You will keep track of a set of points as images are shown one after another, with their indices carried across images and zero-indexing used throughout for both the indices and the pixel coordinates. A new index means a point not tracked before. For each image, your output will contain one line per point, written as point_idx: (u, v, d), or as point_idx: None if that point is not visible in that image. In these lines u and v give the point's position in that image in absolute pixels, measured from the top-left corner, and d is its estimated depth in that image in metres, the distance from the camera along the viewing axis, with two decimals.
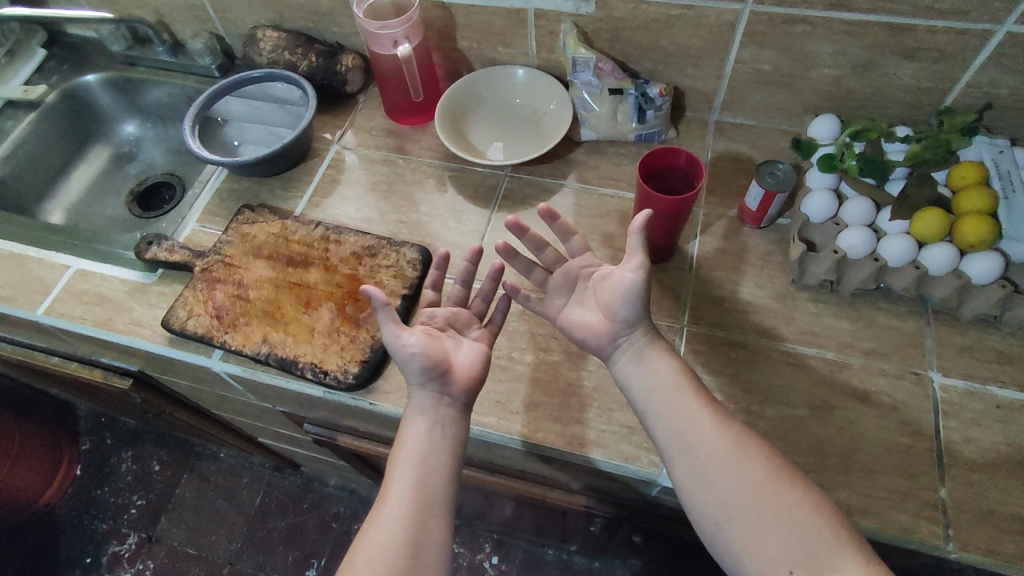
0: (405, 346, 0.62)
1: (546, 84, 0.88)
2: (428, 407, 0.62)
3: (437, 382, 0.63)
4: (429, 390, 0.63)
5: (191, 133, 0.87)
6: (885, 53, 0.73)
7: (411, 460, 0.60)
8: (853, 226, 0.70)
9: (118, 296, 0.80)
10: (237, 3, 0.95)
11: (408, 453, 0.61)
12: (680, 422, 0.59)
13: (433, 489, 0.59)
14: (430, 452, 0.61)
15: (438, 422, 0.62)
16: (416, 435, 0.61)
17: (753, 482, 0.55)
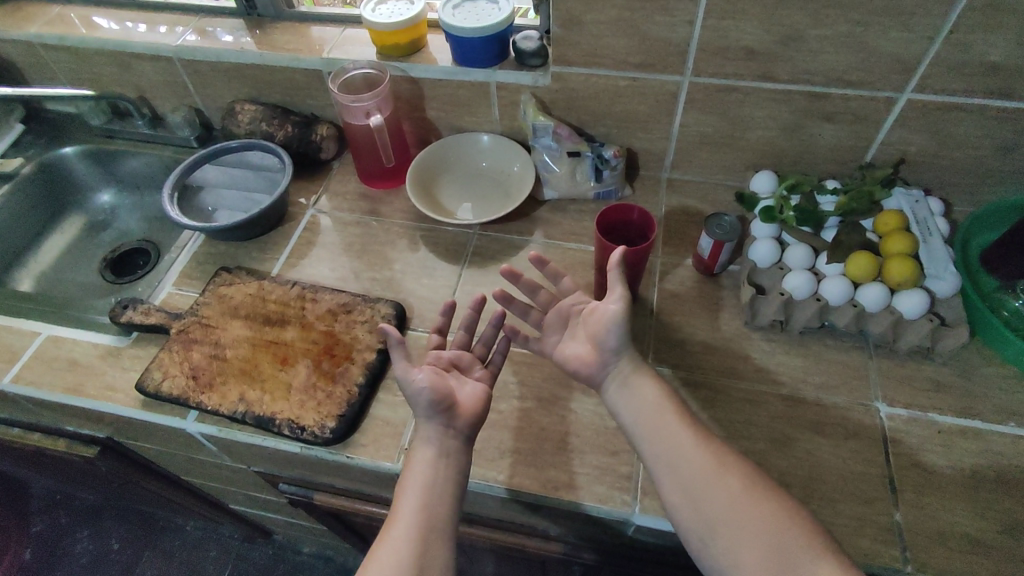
0: (415, 383, 0.64)
1: (509, 148, 0.95)
2: (434, 440, 0.63)
3: (445, 418, 0.64)
4: (435, 424, 0.64)
5: (169, 200, 0.90)
6: (809, 116, 0.82)
7: (416, 491, 0.61)
8: (795, 270, 0.77)
9: (90, 361, 0.81)
10: (217, 80, 1.01)
11: (413, 485, 0.61)
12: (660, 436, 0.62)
13: (435, 522, 0.60)
14: (433, 484, 0.61)
15: (442, 455, 0.63)
16: (420, 468, 0.62)
17: (732, 494, 0.57)
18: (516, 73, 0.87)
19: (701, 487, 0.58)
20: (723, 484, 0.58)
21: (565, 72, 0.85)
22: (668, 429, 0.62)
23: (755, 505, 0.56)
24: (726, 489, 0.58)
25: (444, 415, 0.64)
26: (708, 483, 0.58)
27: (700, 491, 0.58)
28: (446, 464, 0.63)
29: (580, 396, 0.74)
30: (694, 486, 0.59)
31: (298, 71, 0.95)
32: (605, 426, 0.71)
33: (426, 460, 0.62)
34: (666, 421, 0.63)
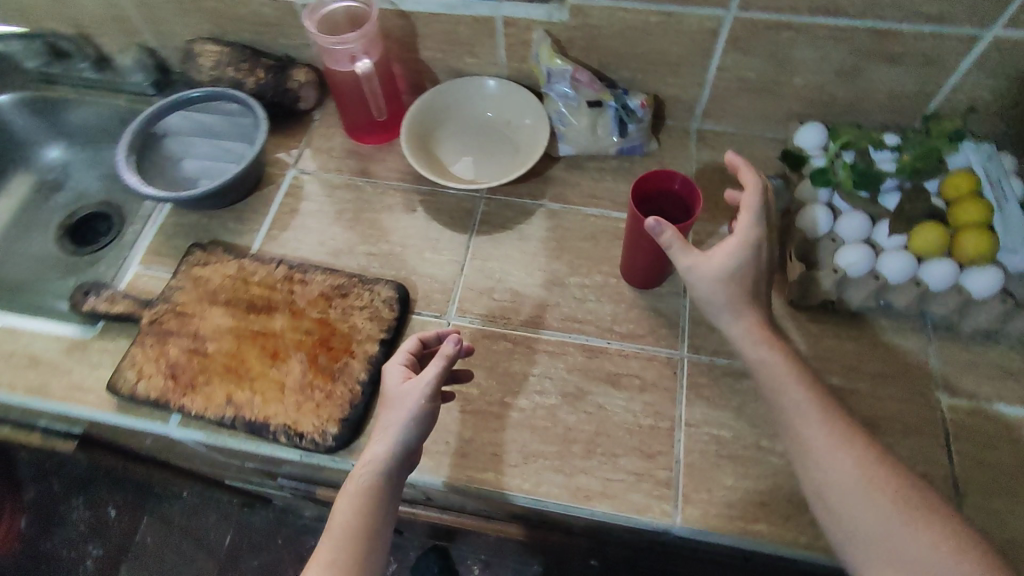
0: (415, 411, 0.57)
1: (520, 95, 0.80)
2: (391, 443, 0.56)
3: (409, 421, 0.57)
4: (398, 423, 0.57)
5: (127, 165, 0.77)
6: (873, 58, 0.70)
7: (355, 494, 0.55)
8: (850, 243, 0.67)
9: (53, 357, 0.71)
10: (169, 12, 0.85)
11: (356, 486, 0.56)
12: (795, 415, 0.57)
13: (364, 536, 0.54)
14: (381, 488, 0.56)
15: (393, 462, 0.56)
16: (367, 468, 0.56)
17: (871, 485, 0.52)
18: (526, 6, 0.73)
19: (846, 479, 0.53)
20: (874, 483, 0.53)
21: (586, 6, 0.71)
22: (802, 406, 0.57)
23: (906, 514, 0.51)
24: (878, 492, 0.52)
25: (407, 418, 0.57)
26: (852, 476, 0.53)
27: (841, 481, 0.53)
28: (396, 471, 0.57)
29: (609, 390, 0.66)
30: (832, 475, 0.54)
31: (266, 3, 0.80)
32: (639, 425, 0.64)
33: (375, 462, 0.56)
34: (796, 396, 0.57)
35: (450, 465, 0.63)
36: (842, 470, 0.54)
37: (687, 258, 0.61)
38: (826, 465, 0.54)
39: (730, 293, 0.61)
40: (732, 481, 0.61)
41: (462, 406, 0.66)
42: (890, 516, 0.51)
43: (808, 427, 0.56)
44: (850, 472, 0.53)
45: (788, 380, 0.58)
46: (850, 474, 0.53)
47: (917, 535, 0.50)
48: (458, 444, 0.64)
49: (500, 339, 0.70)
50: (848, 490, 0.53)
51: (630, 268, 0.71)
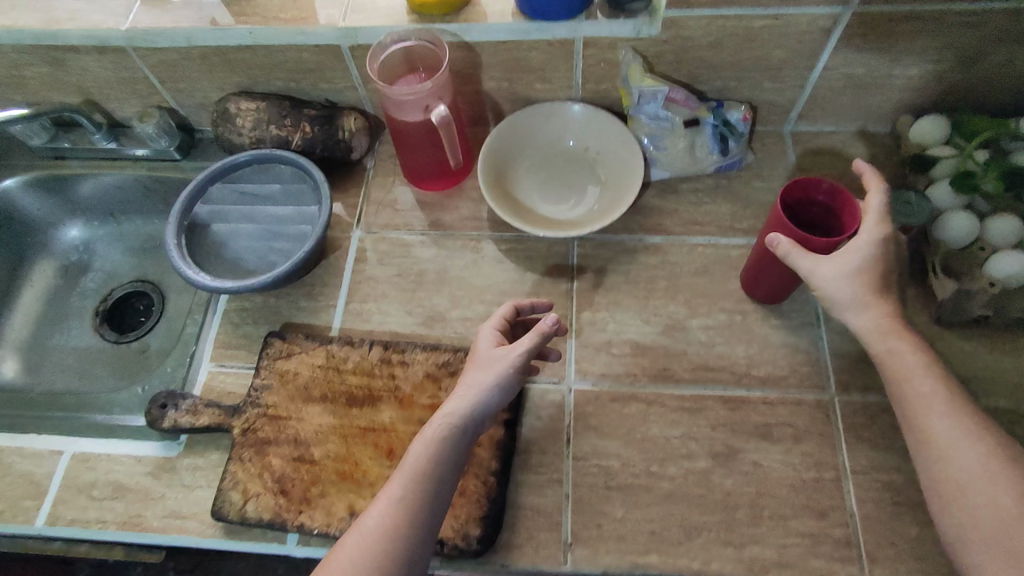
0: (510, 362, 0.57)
1: (601, 120, 0.73)
2: (454, 413, 0.55)
3: (477, 387, 0.56)
4: (466, 395, 0.56)
5: (180, 255, 0.69)
6: (1001, 40, 0.63)
7: (411, 470, 0.53)
8: (1006, 249, 0.61)
9: (139, 482, 0.64)
10: (192, 69, 0.75)
11: (412, 461, 0.54)
12: (902, 369, 0.55)
13: (411, 522, 0.51)
14: (437, 471, 0.53)
15: (454, 448, 0.54)
16: (424, 443, 0.54)
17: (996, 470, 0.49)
18: (611, 25, 0.65)
19: (950, 439, 0.51)
20: (973, 446, 0.51)
21: (682, 17, 0.64)
22: (912, 362, 0.55)
23: (1000, 479, 0.49)
24: (975, 454, 0.50)
25: (473, 388, 0.56)
26: (957, 437, 0.51)
27: (941, 439, 0.52)
28: (455, 451, 0.55)
29: (762, 444, 0.60)
30: (933, 434, 0.52)
31: (305, 49, 0.71)
32: (803, 479, 0.59)
33: (436, 434, 0.55)
34: (902, 350, 0.55)
35: (608, 552, 0.57)
36: (942, 429, 0.52)
37: (805, 262, 0.56)
38: (929, 423, 0.52)
39: (851, 285, 0.56)
40: (919, 530, 0.56)
41: (606, 483, 0.60)
42: (986, 482, 0.49)
43: (916, 383, 0.54)
44: (953, 432, 0.51)
45: (915, 370, 0.55)
46: (958, 439, 0.51)
47: (995, 503, 0.48)
48: (612, 527, 0.58)
49: (630, 400, 0.64)
50: (945, 444, 0.51)
51: (751, 283, 0.66)
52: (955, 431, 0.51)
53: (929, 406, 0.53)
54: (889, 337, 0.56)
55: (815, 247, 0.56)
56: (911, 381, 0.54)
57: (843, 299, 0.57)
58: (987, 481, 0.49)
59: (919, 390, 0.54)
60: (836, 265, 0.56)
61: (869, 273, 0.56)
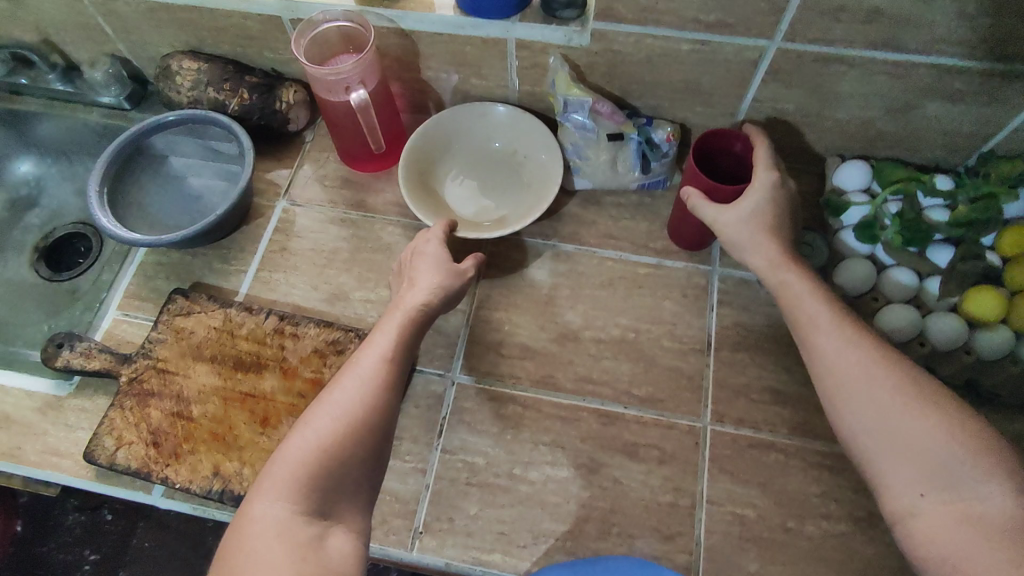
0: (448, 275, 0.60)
1: (527, 124, 0.73)
2: (425, 285, 0.59)
3: (437, 271, 0.60)
4: (428, 275, 0.60)
5: (99, 204, 0.71)
6: (929, 95, 0.62)
7: (397, 323, 0.56)
8: (895, 303, 0.62)
9: (26, 416, 0.66)
10: (141, 23, 0.76)
11: (398, 315, 0.57)
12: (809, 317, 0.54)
13: (402, 362, 0.54)
14: (415, 325, 0.57)
15: (427, 310, 0.58)
16: (407, 303, 0.58)
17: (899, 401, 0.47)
18: (542, 29, 0.65)
19: (868, 372, 0.49)
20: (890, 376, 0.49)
21: (609, 31, 0.63)
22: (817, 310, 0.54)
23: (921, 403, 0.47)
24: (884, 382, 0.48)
25: (434, 270, 0.60)
26: (872, 367, 0.49)
27: (861, 372, 0.49)
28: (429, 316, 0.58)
29: (626, 463, 0.61)
30: (845, 376, 0.50)
31: (248, 17, 0.71)
32: (657, 502, 0.59)
33: (416, 296, 0.58)
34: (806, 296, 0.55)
35: (454, 545, 0.58)
36: (854, 361, 0.50)
37: (709, 209, 0.59)
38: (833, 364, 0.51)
39: (755, 225, 0.58)
40: (757, 567, 0.57)
41: (467, 478, 0.61)
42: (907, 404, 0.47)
43: (822, 332, 0.52)
44: (867, 361, 0.50)
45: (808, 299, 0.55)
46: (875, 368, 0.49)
47: (925, 427, 0.46)
48: (463, 523, 0.59)
49: (508, 403, 0.64)
50: (863, 381, 0.49)
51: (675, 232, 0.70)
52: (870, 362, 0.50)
53: (838, 339, 0.51)
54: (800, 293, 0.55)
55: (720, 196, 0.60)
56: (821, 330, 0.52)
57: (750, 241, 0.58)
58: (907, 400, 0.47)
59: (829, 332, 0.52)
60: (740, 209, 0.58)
61: (767, 216, 0.58)
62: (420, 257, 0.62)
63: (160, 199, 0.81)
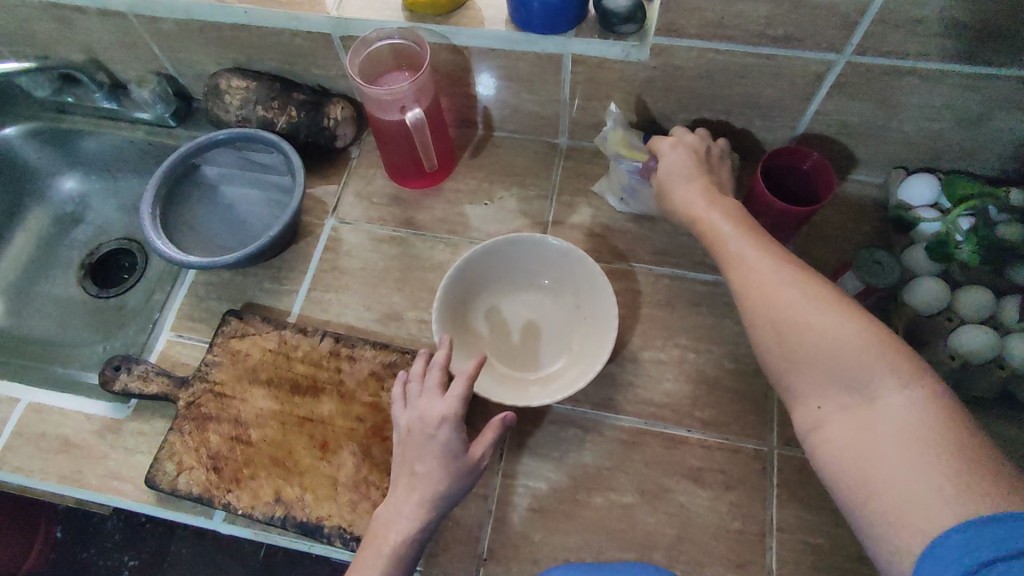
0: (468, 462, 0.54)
1: (582, 270, 0.65)
2: (421, 494, 0.53)
3: (439, 473, 0.53)
4: (427, 475, 0.53)
5: (152, 226, 0.71)
6: (1004, 107, 0.60)
7: (383, 556, 0.51)
8: (969, 325, 0.59)
9: (85, 440, 0.66)
10: (189, 41, 0.76)
11: (384, 548, 0.52)
12: (759, 289, 0.49)
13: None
14: (406, 549, 0.52)
15: (423, 529, 0.53)
16: (401, 525, 0.52)
17: (825, 336, 0.45)
18: (600, 44, 0.63)
19: (828, 352, 0.44)
20: (854, 355, 0.43)
21: (670, 45, 0.61)
22: (777, 289, 0.48)
23: (878, 384, 0.42)
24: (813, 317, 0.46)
25: (433, 474, 0.53)
26: (832, 348, 0.44)
27: (816, 348, 0.45)
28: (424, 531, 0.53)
29: (692, 488, 0.60)
30: (775, 311, 0.48)
31: (297, 35, 0.71)
32: (726, 529, 0.58)
33: (409, 512, 0.53)
34: (753, 285, 0.50)
35: (520, 573, 0.58)
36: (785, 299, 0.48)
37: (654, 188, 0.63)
38: (773, 335, 0.48)
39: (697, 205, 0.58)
40: None
41: (530, 504, 0.60)
42: (856, 381, 0.43)
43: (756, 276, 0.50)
44: (826, 340, 0.45)
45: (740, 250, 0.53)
46: (835, 351, 0.44)
47: (840, 326, 0.45)
48: (528, 550, 0.58)
49: (569, 425, 0.63)
50: (813, 355, 0.45)
51: None
52: (836, 341, 0.44)
53: (811, 316, 0.46)
54: (755, 263, 0.51)
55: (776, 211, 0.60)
56: (766, 298, 0.48)
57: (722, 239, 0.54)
58: (857, 376, 0.43)
59: (785, 302, 0.47)
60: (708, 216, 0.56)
61: (697, 169, 0.60)
62: (428, 441, 0.54)
63: (199, 207, 0.82)
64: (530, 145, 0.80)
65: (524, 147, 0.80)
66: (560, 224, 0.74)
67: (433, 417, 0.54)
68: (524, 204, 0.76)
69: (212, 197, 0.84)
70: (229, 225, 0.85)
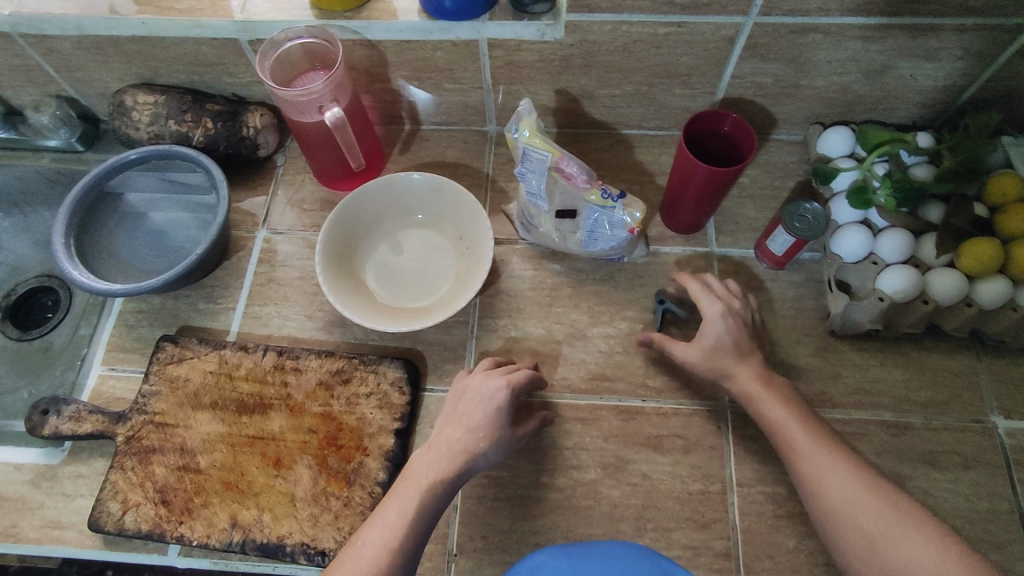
0: (499, 445, 0.53)
1: (456, 200, 0.68)
2: (465, 443, 0.53)
3: (483, 434, 0.53)
4: (473, 430, 0.53)
5: (67, 258, 0.67)
6: (904, 55, 0.63)
7: (419, 490, 0.51)
8: (893, 265, 0.62)
9: (17, 491, 0.62)
10: (86, 59, 0.72)
11: (417, 486, 0.51)
12: (821, 481, 0.50)
13: (411, 542, 0.50)
14: (438, 494, 0.51)
15: (457, 474, 0.52)
16: (439, 464, 0.52)
17: (908, 551, 0.45)
18: (514, 26, 0.63)
19: (902, 550, 0.46)
20: (925, 550, 0.45)
21: (584, 21, 0.62)
22: (842, 484, 0.49)
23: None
24: (898, 538, 0.46)
25: (480, 430, 0.53)
26: (901, 540, 0.46)
27: (889, 543, 0.46)
28: (458, 478, 0.52)
29: (653, 457, 0.61)
30: (847, 514, 0.48)
31: (202, 42, 0.68)
32: (689, 492, 0.59)
33: (448, 456, 0.52)
34: (799, 452, 0.51)
35: (493, 563, 0.57)
36: (858, 503, 0.48)
37: (676, 345, 0.58)
38: (846, 523, 0.48)
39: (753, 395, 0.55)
40: (795, 543, 0.57)
41: (495, 494, 0.60)
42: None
43: (823, 471, 0.50)
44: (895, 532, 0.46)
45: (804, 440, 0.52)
46: (917, 561, 0.45)
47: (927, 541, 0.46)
48: (497, 539, 0.58)
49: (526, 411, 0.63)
50: (888, 548, 0.46)
51: (673, 214, 0.70)
52: (912, 542, 0.46)
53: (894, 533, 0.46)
54: (817, 457, 0.51)
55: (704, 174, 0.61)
56: (829, 491, 0.49)
57: (783, 425, 0.53)
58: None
59: (856, 495, 0.48)
60: (762, 397, 0.54)
61: (734, 355, 0.56)
62: (481, 403, 0.54)
63: (123, 233, 0.78)
64: (460, 136, 0.79)
65: (453, 138, 0.79)
66: (497, 210, 0.74)
67: (492, 386, 0.55)
68: None
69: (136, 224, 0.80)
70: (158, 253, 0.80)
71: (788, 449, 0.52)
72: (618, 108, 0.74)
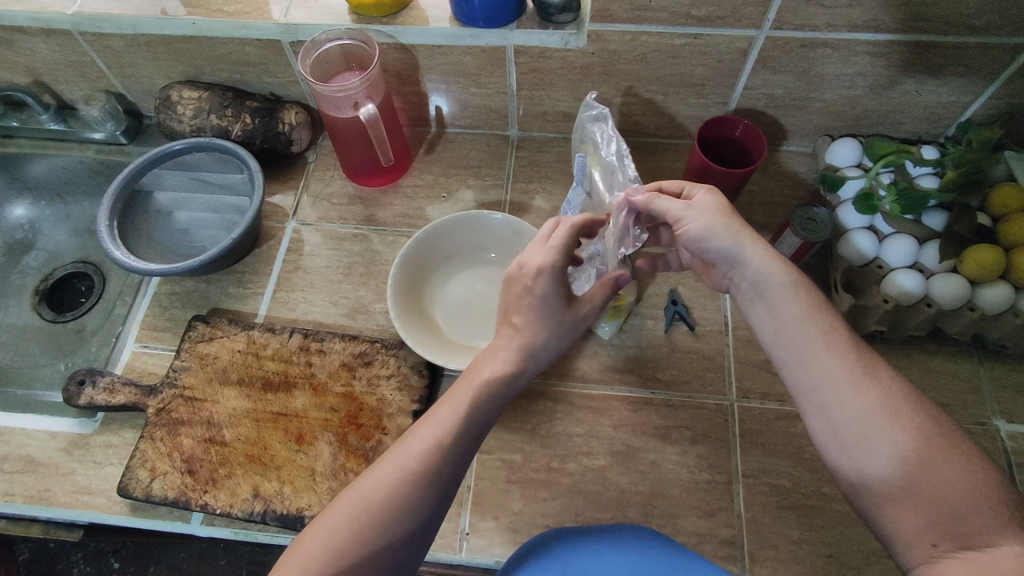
0: (559, 335, 0.53)
1: (528, 242, 0.70)
2: (522, 340, 0.52)
3: (541, 324, 0.52)
4: (529, 325, 0.52)
5: (109, 238, 0.70)
6: (910, 71, 0.66)
7: (473, 389, 0.50)
8: (898, 269, 0.64)
9: (51, 457, 0.65)
10: (137, 56, 0.77)
11: (474, 382, 0.50)
12: (854, 422, 0.45)
13: (455, 451, 0.47)
14: (478, 409, 0.49)
15: (517, 373, 0.51)
16: (495, 362, 0.51)
17: (913, 455, 0.43)
18: (540, 34, 0.67)
19: (946, 500, 0.41)
20: (948, 485, 0.41)
21: (606, 31, 0.65)
22: (878, 428, 0.44)
23: (988, 529, 0.40)
24: (907, 445, 0.43)
25: (537, 324, 0.52)
26: (914, 469, 0.42)
27: (931, 490, 0.42)
28: (517, 376, 0.51)
29: (661, 446, 0.63)
30: (854, 414, 0.45)
31: (246, 43, 0.72)
32: (695, 481, 0.61)
33: (504, 355, 0.52)
34: (798, 346, 0.49)
35: (503, 542, 0.59)
36: (854, 398, 0.45)
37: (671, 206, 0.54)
38: (878, 476, 0.44)
39: (777, 281, 0.51)
40: (799, 534, 0.58)
41: (508, 476, 0.62)
42: (969, 533, 0.40)
43: (816, 370, 0.47)
44: (906, 460, 0.43)
45: (809, 340, 0.48)
46: (927, 475, 0.42)
47: (939, 454, 0.42)
48: (508, 520, 0.60)
49: (540, 398, 0.66)
50: (928, 496, 0.42)
51: None
52: (956, 493, 0.41)
53: (898, 437, 0.43)
54: (817, 357, 0.47)
55: (716, 175, 0.64)
56: (866, 435, 0.44)
57: (805, 344, 0.48)
58: (969, 527, 0.40)
59: (896, 441, 0.43)
60: (788, 302, 0.50)
61: (732, 212, 0.53)
62: (526, 295, 0.53)
63: (156, 225, 0.82)
64: (483, 139, 0.83)
65: (476, 141, 0.83)
66: (516, 210, 0.77)
67: (532, 268, 0.53)
68: (481, 194, 0.79)
69: (169, 221, 0.84)
70: (186, 249, 0.84)
71: (809, 376, 0.48)
72: (635, 115, 0.78)
